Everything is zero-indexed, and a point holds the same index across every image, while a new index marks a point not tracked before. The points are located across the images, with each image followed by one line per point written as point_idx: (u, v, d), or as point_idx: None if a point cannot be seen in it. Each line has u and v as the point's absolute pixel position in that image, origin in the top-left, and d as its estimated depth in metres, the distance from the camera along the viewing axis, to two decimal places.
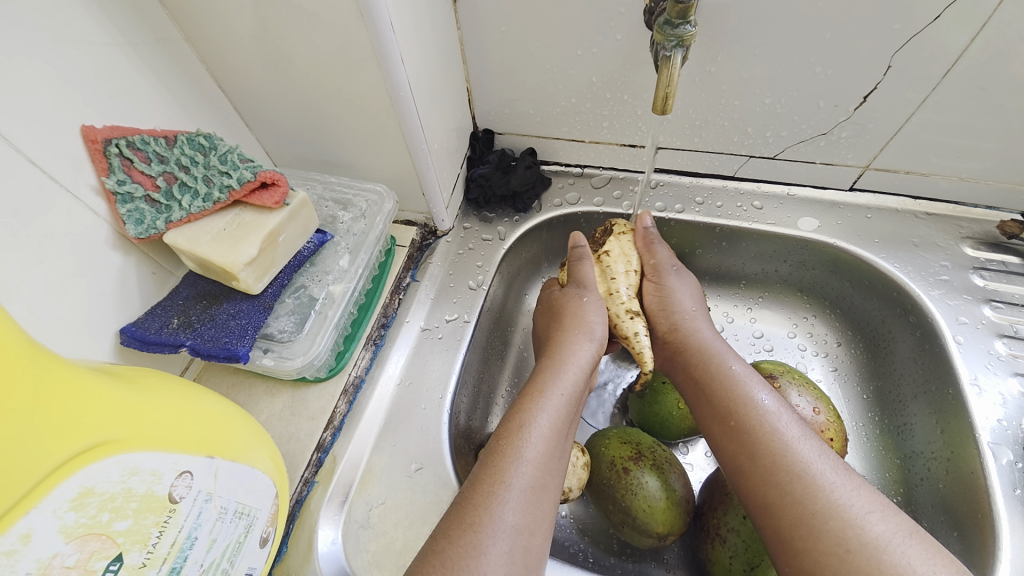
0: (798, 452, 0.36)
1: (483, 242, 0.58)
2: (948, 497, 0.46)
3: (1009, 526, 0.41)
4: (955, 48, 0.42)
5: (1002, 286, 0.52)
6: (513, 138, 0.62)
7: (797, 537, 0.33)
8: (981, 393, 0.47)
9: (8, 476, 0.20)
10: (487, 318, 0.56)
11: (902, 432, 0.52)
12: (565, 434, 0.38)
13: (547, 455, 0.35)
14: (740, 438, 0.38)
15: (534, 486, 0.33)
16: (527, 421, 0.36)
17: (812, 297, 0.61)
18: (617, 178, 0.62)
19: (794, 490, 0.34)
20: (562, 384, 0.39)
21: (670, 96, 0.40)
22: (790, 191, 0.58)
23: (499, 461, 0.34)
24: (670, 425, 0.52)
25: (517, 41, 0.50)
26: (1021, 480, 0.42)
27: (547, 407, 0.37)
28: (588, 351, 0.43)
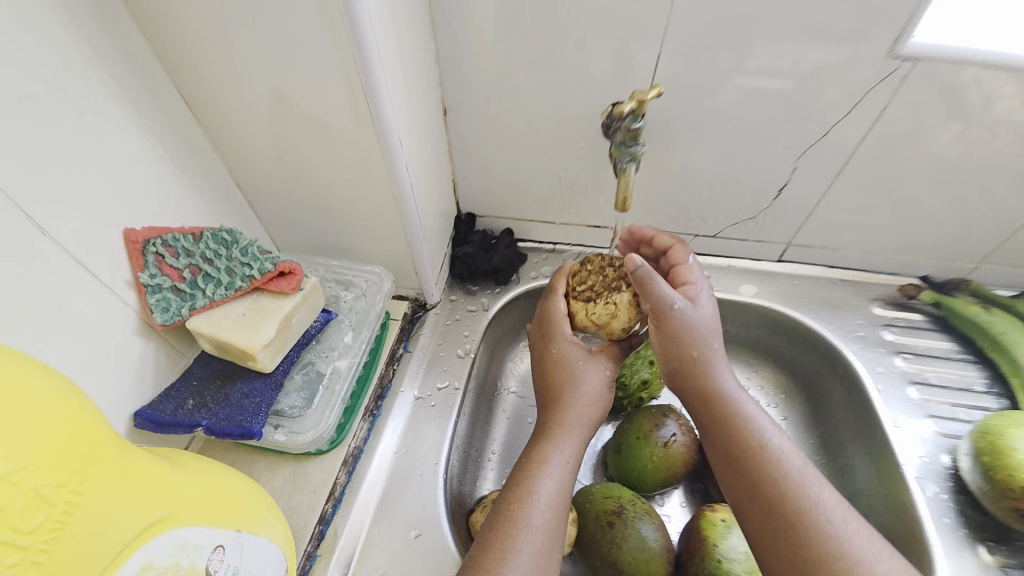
0: (806, 496, 0.38)
1: (469, 313, 0.64)
2: (890, 531, 0.52)
3: (943, 554, 0.48)
4: (840, 156, 0.55)
5: (908, 339, 0.62)
6: (493, 220, 0.70)
7: (789, 563, 0.37)
8: (903, 432, 0.55)
9: (100, 545, 0.22)
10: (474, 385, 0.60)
11: (845, 472, 0.58)
12: (567, 499, 0.40)
13: (554, 522, 0.38)
14: (738, 466, 0.41)
15: (542, 551, 0.37)
16: (533, 486, 0.39)
17: (759, 354, 0.68)
18: (586, 253, 0.71)
19: (802, 536, 0.37)
20: (563, 447, 0.42)
21: (628, 196, 0.49)
22: (731, 263, 0.68)
23: (508, 526, 0.37)
24: (645, 478, 0.57)
25: (498, 143, 0.60)
26: (947, 509, 0.50)
27: (548, 474, 0.40)
28: (587, 418, 0.45)
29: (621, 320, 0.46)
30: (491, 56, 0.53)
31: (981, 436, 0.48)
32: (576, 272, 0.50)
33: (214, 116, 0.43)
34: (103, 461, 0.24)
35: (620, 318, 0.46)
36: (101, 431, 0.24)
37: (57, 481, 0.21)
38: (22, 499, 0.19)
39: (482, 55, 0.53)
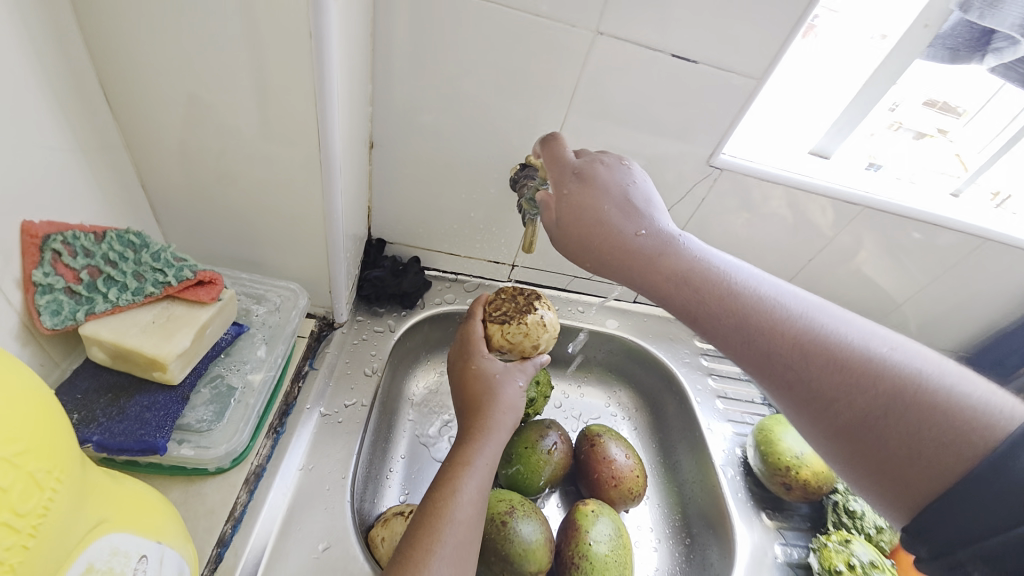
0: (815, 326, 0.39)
1: (375, 334, 0.68)
2: (706, 511, 0.66)
3: (739, 520, 0.62)
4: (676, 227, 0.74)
5: (719, 364, 0.83)
6: (402, 248, 0.75)
7: (846, 432, 0.37)
8: (714, 433, 0.72)
9: (60, 539, 0.22)
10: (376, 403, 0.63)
11: (675, 466, 0.73)
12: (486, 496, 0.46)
13: (474, 517, 0.43)
14: (770, 354, 0.39)
15: (464, 542, 0.42)
16: (458, 486, 0.44)
17: (618, 377, 0.84)
18: (484, 285, 0.80)
19: (831, 361, 0.37)
20: (488, 450, 0.48)
21: (534, 241, 0.60)
22: (600, 301, 0.84)
23: (434, 522, 0.42)
24: (530, 482, 0.65)
25: (416, 180, 0.67)
26: (739, 486, 0.66)
27: (472, 474, 0.46)
28: (504, 424, 0.51)
29: (531, 339, 0.56)
30: (422, 107, 0.60)
31: (761, 432, 0.64)
32: (491, 300, 0.60)
33: (136, 112, 0.42)
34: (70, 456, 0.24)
35: (530, 337, 0.56)
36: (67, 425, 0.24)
37: (48, 467, 0.21)
38: (21, 483, 0.20)
39: (414, 104, 0.60)
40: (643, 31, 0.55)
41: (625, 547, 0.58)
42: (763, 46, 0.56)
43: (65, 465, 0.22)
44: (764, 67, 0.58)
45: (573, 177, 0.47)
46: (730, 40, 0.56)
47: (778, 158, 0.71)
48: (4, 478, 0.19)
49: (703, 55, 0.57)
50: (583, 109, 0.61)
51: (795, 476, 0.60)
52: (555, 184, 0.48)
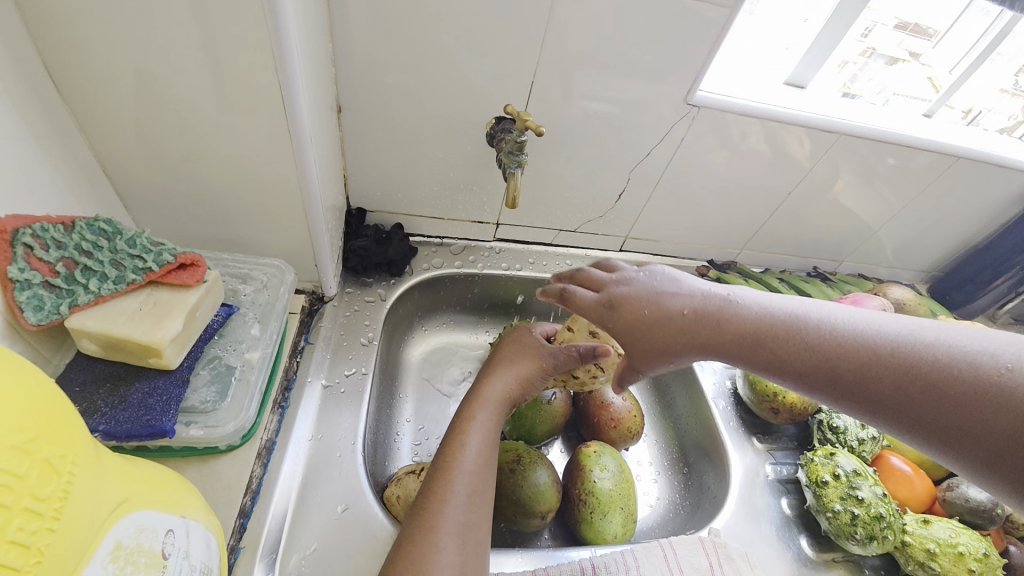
0: (900, 350, 0.35)
1: (367, 304, 0.68)
2: (701, 441, 0.69)
3: (732, 447, 0.65)
4: (657, 172, 0.74)
5: None
6: (383, 216, 0.74)
7: (990, 475, 0.32)
8: (704, 368, 0.73)
9: (86, 519, 0.22)
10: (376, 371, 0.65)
11: (669, 403, 0.75)
12: (494, 449, 0.48)
13: (481, 467, 0.45)
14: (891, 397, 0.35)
15: (474, 491, 0.43)
16: (465, 440, 0.46)
17: None
18: (470, 246, 0.80)
19: (921, 384, 0.34)
20: (494, 410, 0.50)
21: (516, 196, 0.58)
22: (587, 254, 0.85)
23: (446, 474, 0.43)
24: (534, 431, 0.68)
25: (391, 143, 0.65)
26: (731, 415, 0.68)
27: (476, 429, 0.47)
28: (507, 386, 0.52)
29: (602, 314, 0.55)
30: (388, 65, 0.58)
31: None
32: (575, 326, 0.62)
33: (82, 90, 0.40)
34: (82, 440, 0.24)
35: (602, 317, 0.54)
36: (73, 411, 0.24)
37: (61, 452, 0.21)
38: (38, 469, 0.20)
39: (378, 62, 0.57)
40: None
41: (628, 481, 0.62)
42: None
43: (75, 448, 0.23)
44: None
45: (608, 310, 0.46)
46: None
47: (755, 92, 0.70)
48: (21, 466, 0.19)
49: None
50: (555, 55, 0.59)
51: (782, 401, 0.63)
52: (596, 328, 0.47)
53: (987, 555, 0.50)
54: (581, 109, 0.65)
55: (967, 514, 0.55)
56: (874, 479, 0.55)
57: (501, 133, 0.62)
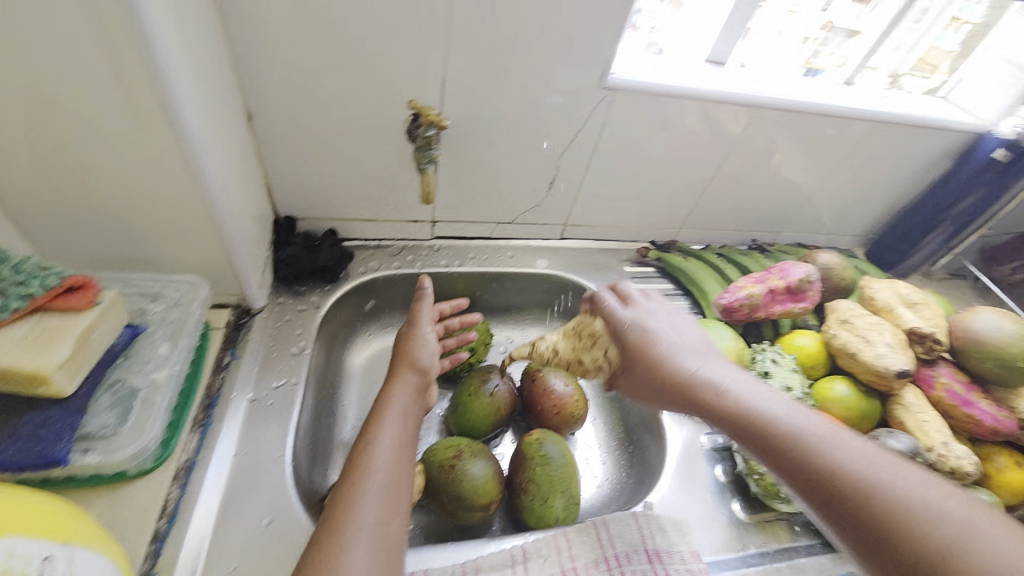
0: (858, 453, 0.39)
1: (299, 313, 0.67)
2: (644, 416, 0.70)
3: (671, 419, 0.66)
4: (585, 158, 0.74)
5: (648, 287, 0.86)
6: (314, 223, 0.74)
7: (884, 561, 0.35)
8: None
9: None
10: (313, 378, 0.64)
11: (615, 384, 0.78)
12: (409, 445, 0.50)
13: (394, 462, 0.47)
14: (824, 480, 0.38)
15: (387, 488, 0.44)
16: (374, 440, 0.49)
17: (555, 314, 0.87)
18: (409, 247, 0.80)
19: (867, 486, 0.37)
20: (389, 409, 0.53)
21: None
22: (528, 243, 0.84)
23: (354, 475, 0.45)
24: (479, 424, 0.69)
25: (308, 146, 0.64)
26: None
27: (385, 429, 0.50)
28: (410, 381, 0.57)
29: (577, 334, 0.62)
30: (293, 66, 0.57)
31: None
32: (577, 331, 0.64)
33: None
34: None
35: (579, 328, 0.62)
36: None
37: None
38: None
39: (284, 64, 0.57)
40: None
41: (573, 468, 0.62)
42: None
43: None
44: None
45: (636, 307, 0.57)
46: None
47: (672, 72, 0.70)
48: None
49: None
50: (461, 47, 0.58)
51: None
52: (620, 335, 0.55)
53: None
54: (497, 100, 0.65)
55: None
56: None
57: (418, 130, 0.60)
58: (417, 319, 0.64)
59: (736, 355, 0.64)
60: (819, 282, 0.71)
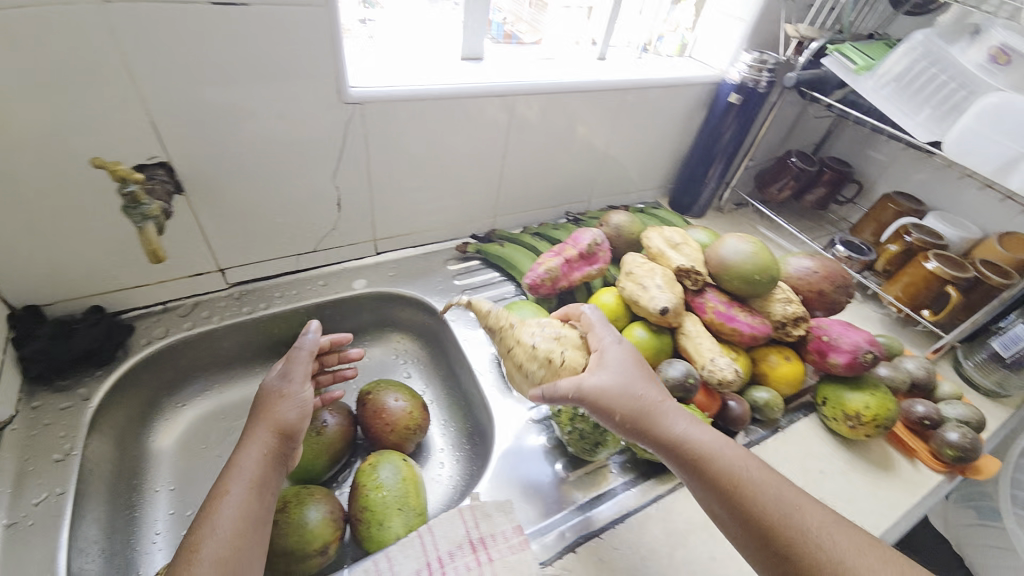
0: (773, 490, 0.46)
1: (61, 413, 0.59)
2: (474, 404, 0.73)
3: (495, 402, 0.69)
4: (364, 174, 0.72)
5: (472, 280, 0.87)
6: (69, 305, 0.65)
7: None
8: (469, 341, 0.77)
9: None
10: (99, 480, 0.59)
11: (453, 380, 0.80)
12: (260, 503, 0.47)
13: (236, 530, 0.44)
14: (765, 527, 0.45)
15: (220, 561, 0.42)
16: (215, 510, 0.45)
17: (390, 328, 0.86)
18: (201, 302, 0.73)
19: (779, 520, 0.44)
20: (241, 488, 0.46)
21: (156, 246, 0.50)
22: (340, 267, 0.82)
23: (190, 554, 0.42)
24: (313, 466, 0.66)
25: (14, 229, 0.55)
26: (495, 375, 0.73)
27: (232, 495, 0.46)
28: (264, 437, 0.51)
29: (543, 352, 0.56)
30: None
31: None
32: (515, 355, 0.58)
33: None
34: None
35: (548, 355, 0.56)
36: None
37: None
38: None
39: None
40: None
41: (413, 484, 0.62)
42: None
43: None
44: None
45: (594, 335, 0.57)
46: None
47: (423, 76, 0.71)
48: None
49: None
50: (160, 89, 0.52)
51: None
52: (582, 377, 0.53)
53: None
54: (232, 138, 0.60)
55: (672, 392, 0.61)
56: None
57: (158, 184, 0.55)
58: (291, 376, 0.57)
59: None
60: (605, 242, 0.76)
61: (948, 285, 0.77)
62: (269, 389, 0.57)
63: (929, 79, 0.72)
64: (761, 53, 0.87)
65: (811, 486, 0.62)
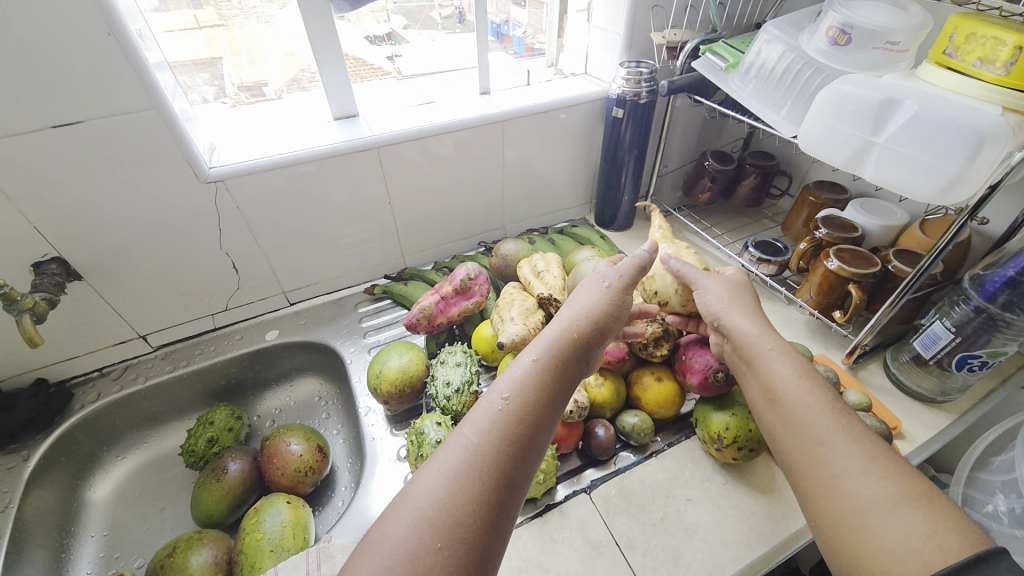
0: (842, 413, 0.46)
1: (5, 472, 0.68)
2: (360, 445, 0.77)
3: (374, 443, 0.72)
4: (251, 240, 0.80)
5: (378, 320, 0.92)
6: (15, 378, 0.74)
7: (807, 474, 0.44)
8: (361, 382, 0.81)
9: None
10: (38, 530, 0.68)
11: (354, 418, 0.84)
12: (548, 396, 0.47)
13: (514, 411, 0.44)
14: (801, 424, 0.46)
15: (489, 435, 0.43)
16: (498, 388, 0.47)
17: (309, 371, 0.92)
18: (132, 365, 0.83)
19: (820, 435, 0.44)
20: (543, 354, 0.49)
21: (33, 333, 0.60)
22: (257, 319, 0.90)
23: (477, 421, 0.44)
24: (214, 512, 0.71)
25: None
26: (376, 416, 0.75)
27: (508, 379, 0.47)
28: (552, 334, 0.52)
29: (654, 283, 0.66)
30: None
31: (369, 367, 0.73)
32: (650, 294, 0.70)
33: None
34: None
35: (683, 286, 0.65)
36: None
37: None
38: None
39: None
40: (7, 120, 0.55)
41: (295, 527, 0.66)
42: (132, 82, 0.59)
43: None
44: (148, 95, 0.61)
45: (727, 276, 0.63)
46: (95, 88, 0.58)
47: (288, 143, 0.77)
48: None
49: (85, 114, 0.59)
50: (35, 197, 0.62)
51: (385, 392, 0.69)
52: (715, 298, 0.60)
53: None
54: (116, 226, 0.69)
55: None
56: (439, 431, 0.62)
57: (48, 279, 0.65)
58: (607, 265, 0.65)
59: (397, 374, 0.69)
60: (480, 274, 0.78)
61: (852, 283, 0.72)
62: (595, 283, 0.59)
63: (787, 70, 0.68)
64: (636, 64, 0.86)
65: (672, 515, 0.60)
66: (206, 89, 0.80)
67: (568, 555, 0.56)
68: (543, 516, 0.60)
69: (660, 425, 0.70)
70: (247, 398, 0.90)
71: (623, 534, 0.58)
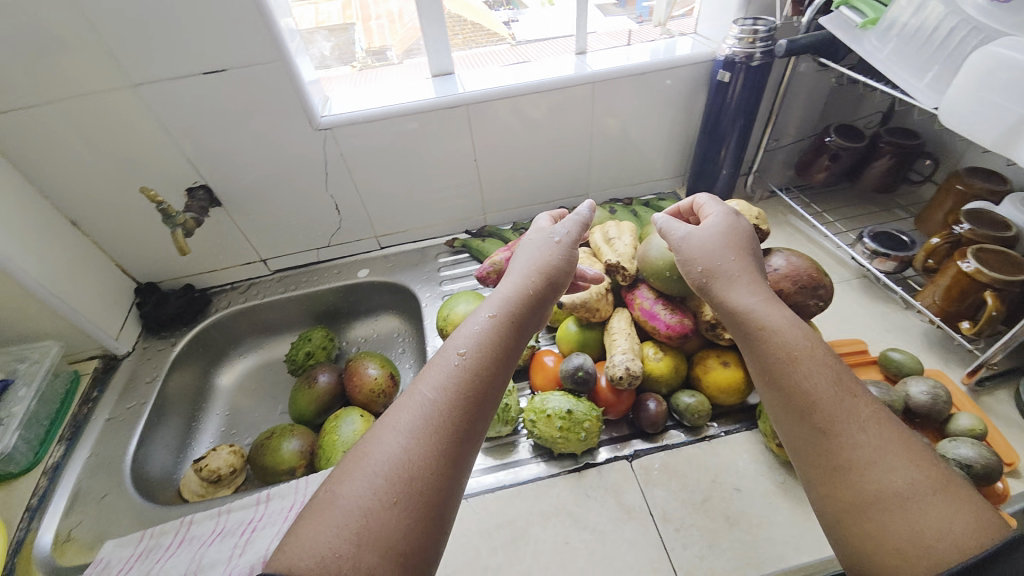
0: (849, 392, 0.42)
1: (158, 352, 0.87)
2: None
3: None
4: (351, 185, 0.89)
5: (455, 271, 0.97)
6: (171, 281, 0.94)
7: (817, 465, 0.41)
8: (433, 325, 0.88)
9: None
10: (177, 402, 0.85)
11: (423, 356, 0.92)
12: (501, 343, 0.49)
13: (468, 361, 0.45)
14: (806, 401, 0.43)
15: (447, 385, 0.43)
16: (456, 341, 0.48)
17: (391, 309, 1.02)
18: (255, 283, 0.98)
19: (826, 423, 0.41)
20: (500, 312, 0.51)
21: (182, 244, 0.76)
22: (353, 258, 1.01)
23: (433, 374, 0.44)
24: (305, 412, 0.83)
25: (127, 231, 0.83)
26: None
27: (465, 334, 0.48)
28: (525, 288, 0.54)
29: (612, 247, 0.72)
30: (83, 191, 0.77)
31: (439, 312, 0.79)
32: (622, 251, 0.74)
33: None
34: None
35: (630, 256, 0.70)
36: None
37: None
38: None
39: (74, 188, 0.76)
40: (169, 63, 0.67)
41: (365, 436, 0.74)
42: (260, 35, 0.68)
43: None
44: (273, 48, 0.70)
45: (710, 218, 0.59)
46: (233, 40, 0.68)
47: (389, 96, 0.83)
48: None
49: (225, 62, 0.69)
50: (189, 132, 0.75)
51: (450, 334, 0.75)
52: (688, 255, 0.57)
53: (569, 412, 0.60)
54: (245, 163, 0.81)
55: (572, 385, 0.63)
56: None
57: (196, 202, 0.80)
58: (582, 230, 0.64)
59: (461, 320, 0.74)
60: None
61: (990, 290, 0.60)
62: (561, 243, 0.59)
63: (936, 29, 0.57)
64: (753, 21, 0.77)
65: (715, 500, 0.57)
66: (323, 45, 0.88)
67: (599, 512, 0.57)
68: (581, 472, 0.61)
69: (721, 411, 0.67)
70: (339, 324, 1.03)
71: (658, 506, 0.57)
